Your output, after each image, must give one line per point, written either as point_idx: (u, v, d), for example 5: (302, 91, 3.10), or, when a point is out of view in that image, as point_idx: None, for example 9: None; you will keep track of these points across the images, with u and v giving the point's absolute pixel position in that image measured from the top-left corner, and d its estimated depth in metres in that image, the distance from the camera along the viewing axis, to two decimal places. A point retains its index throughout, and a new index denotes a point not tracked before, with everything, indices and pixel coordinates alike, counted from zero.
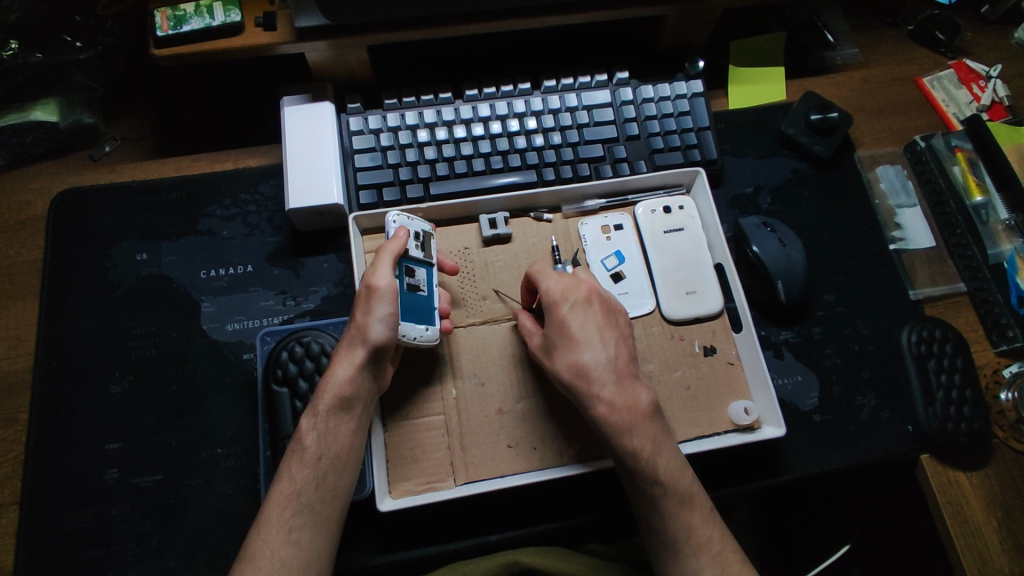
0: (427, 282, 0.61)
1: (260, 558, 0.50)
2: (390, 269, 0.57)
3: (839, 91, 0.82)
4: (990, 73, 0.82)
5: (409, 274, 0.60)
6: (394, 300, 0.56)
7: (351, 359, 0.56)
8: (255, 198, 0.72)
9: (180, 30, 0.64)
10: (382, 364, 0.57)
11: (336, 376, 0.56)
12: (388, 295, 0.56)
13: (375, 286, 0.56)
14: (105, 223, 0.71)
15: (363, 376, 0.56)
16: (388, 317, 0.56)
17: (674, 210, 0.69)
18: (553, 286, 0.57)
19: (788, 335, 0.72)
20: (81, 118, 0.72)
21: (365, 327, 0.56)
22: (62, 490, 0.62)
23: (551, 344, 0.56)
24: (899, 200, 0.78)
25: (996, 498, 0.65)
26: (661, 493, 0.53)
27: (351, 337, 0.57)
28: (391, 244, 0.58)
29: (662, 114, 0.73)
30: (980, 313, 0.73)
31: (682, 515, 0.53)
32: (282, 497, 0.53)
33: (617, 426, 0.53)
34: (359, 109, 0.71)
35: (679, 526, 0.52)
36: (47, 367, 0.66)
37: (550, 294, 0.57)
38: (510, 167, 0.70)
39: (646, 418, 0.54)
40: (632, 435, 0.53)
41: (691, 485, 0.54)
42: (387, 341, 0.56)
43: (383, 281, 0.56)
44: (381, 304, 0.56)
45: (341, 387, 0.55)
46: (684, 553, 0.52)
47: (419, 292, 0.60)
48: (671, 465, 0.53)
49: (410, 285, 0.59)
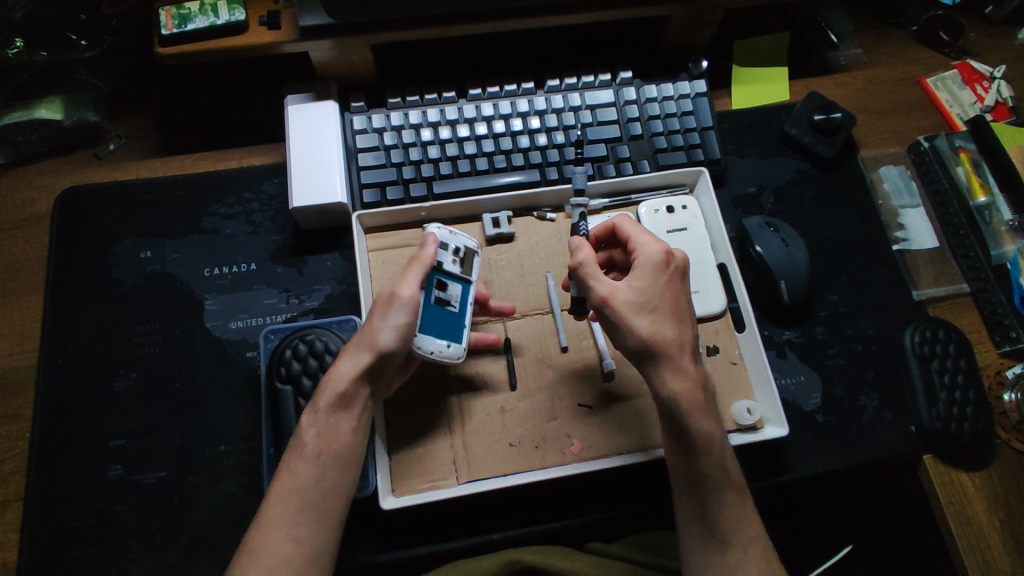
0: (461, 300, 0.61)
1: (261, 554, 0.50)
2: (416, 280, 0.57)
3: (842, 91, 0.82)
4: (993, 75, 0.82)
5: (440, 289, 0.60)
6: (413, 310, 0.56)
7: (357, 360, 0.55)
8: (258, 197, 0.72)
9: (184, 29, 0.64)
10: (389, 367, 0.57)
11: (339, 373, 0.55)
12: (411, 306, 0.56)
13: (400, 295, 0.56)
14: (109, 220, 0.71)
15: (368, 376, 0.56)
16: (402, 326, 0.56)
17: (677, 210, 0.70)
18: (658, 247, 0.56)
19: (791, 335, 0.72)
20: (85, 116, 0.73)
21: (376, 331, 0.55)
22: (65, 487, 0.63)
23: (647, 305, 0.53)
24: (902, 201, 0.78)
25: (998, 499, 0.65)
26: (709, 485, 0.52)
27: (360, 338, 0.56)
28: (424, 255, 0.58)
29: (665, 114, 0.73)
30: (983, 314, 0.73)
31: (726, 505, 0.52)
32: (284, 493, 0.53)
33: (688, 406, 0.52)
34: (363, 109, 0.71)
35: (721, 517, 0.52)
36: (50, 365, 0.66)
37: (662, 253, 0.56)
38: (513, 166, 0.70)
39: (709, 406, 0.54)
40: (697, 421, 0.52)
41: (736, 480, 0.54)
42: (398, 348, 0.56)
43: (409, 292, 0.56)
44: (399, 312, 0.55)
45: (345, 385, 0.55)
46: (725, 546, 0.51)
47: (448, 307, 0.60)
48: (721, 455, 0.53)
49: (439, 300, 0.59)
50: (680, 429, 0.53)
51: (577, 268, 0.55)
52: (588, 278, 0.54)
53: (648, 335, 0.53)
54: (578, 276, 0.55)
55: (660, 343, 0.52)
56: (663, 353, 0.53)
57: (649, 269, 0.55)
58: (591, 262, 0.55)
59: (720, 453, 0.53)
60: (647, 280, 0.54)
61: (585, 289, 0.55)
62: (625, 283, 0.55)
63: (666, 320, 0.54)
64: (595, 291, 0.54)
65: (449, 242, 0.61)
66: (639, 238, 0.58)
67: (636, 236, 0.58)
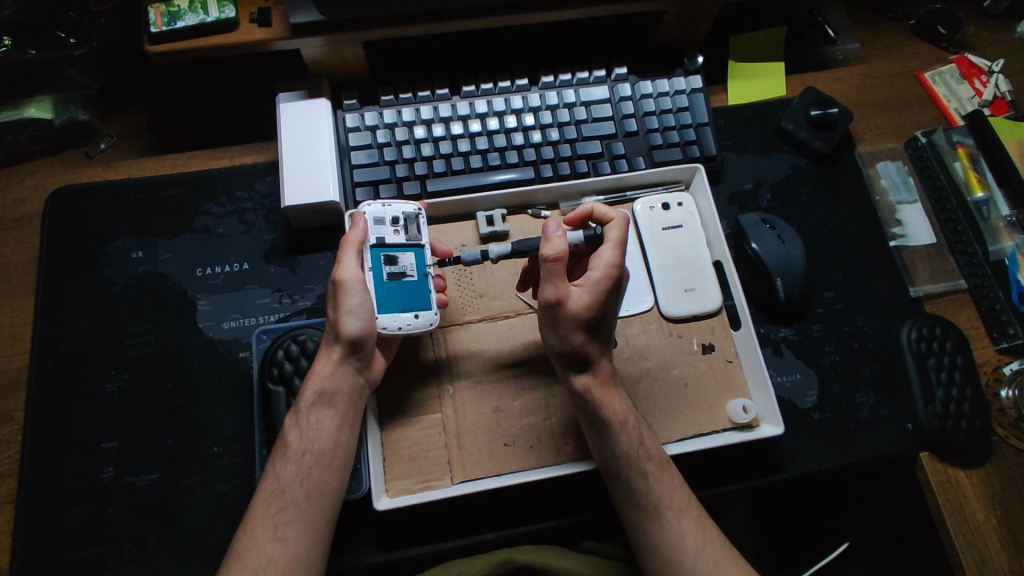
0: (415, 266, 0.60)
1: (246, 556, 0.51)
2: (355, 261, 0.57)
3: (839, 86, 0.81)
4: (991, 69, 0.81)
5: (390, 263, 0.59)
6: (363, 291, 0.56)
7: (331, 356, 0.57)
8: (251, 195, 0.72)
9: (173, 26, 0.64)
10: (365, 357, 0.57)
11: (317, 372, 0.57)
12: (356, 286, 0.56)
13: (341, 279, 0.56)
14: (100, 221, 0.70)
15: (345, 369, 0.57)
16: (360, 308, 0.56)
17: (673, 207, 0.69)
18: (615, 265, 0.54)
19: (787, 333, 0.71)
20: (76, 115, 0.72)
21: (338, 323, 0.56)
22: (58, 489, 0.62)
23: (586, 322, 0.54)
24: (899, 196, 0.77)
25: (996, 497, 0.65)
26: (629, 466, 0.55)
27: (329, 335, 0.58)
28: (349, 235, 0.57)
29: (660, 110, 0.73)
30: (981, 311, 0.73)
31: (656, 482, 0.55)
32: (266, 494, 0.54)
33: (601, 398, 0.56)
34: (355, 106, 0.71)
35: (653, 495, 0.55)
36: (41, 367, 0.66)
37: (615, 273, 0.54)
38: (507, 163, 0.70)
39: (617, 388, 0.57)
40: (609, 405, 0.56)
41: (657, 455, 0.57)
42: (362, 334, 0.56)
43: (349, 274, 0.56)
44: (350, 297, 0.56)
45: (323, 381, 0.56)
46: (666, 519, 0.54)
47: (405, 277, 0.59)
48: (635, 434, 0.56)
49: (392, 274, 0.59)
50: (594, 416, 0.55)
51: (548, 260, 0.52)
52: (549, 277, 0.53)
53: (577, 348, 0.55)
54: (545, 268, 0.53)
55: (586, 352, 0.55)
56: (586, 362, 0.56)
57: (603, 287, 0.54)
58: (560, 258, 0.52)
59: (635, 430, 0.56)
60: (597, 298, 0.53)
61: (542, 280, 0.53)
62: (577, 293, 0.54)
63: (594, 333, 0.56)
64: (552, 289, 0.53)
65: (383, 216, 0.60)
66: (604, 246, 0.56)
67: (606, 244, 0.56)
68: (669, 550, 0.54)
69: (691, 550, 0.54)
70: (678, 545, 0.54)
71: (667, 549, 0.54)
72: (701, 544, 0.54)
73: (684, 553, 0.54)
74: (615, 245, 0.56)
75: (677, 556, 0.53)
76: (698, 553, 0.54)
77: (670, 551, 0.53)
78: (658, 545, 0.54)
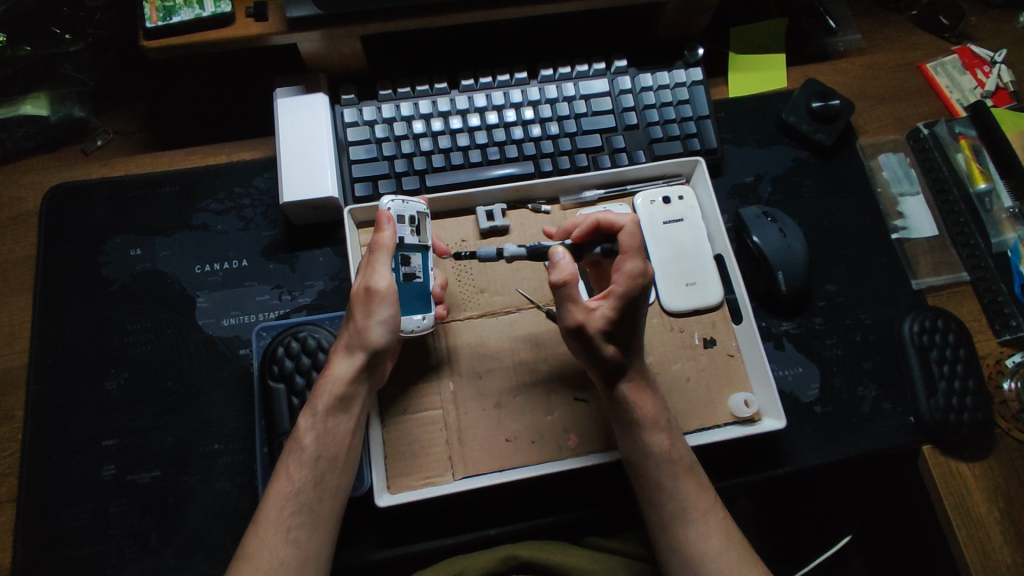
0: (423, 267, 0.60)
1: (258, 558, 0.50)
2: (388, 269, 0.56)
3: (841, 78, 0.80)
4: (994, 59, 0.81)
5: (403, 263, 0.59)
6: (394, 302, 0.56)
7: (350, 361, 0.55)
8: (250, 191, 0.71)
9: (169, 21, 0.63)
10: (381, 365, 0.57)
11: (334, 375, 0.55)
12: (389, 297, 0.56)
13: (377, 288, 0.55)
14: (98, 218, 0.70)
15: (363, 376, 0.56)
16: (388, 320, 0.56)
17: (674, 201, 0.68)
18: (642, 272, 0.54)
19: (789, 326, 0.71)
20: (71, 112, 0.71)
21: (364, 330, 0.55)
22: (59, 488, 0.62)
23: (620, 332, 0.55)
24: (901, 188, 0.77)
25: (998, 489, 0.65)
26: (661, 465, 0.55)
27: (348, 338, 0.56)
28: (385, 240, 0.56)
29: (661, 103, 0.72)
30: (983, 302, 0.72)
31: (682, 483, 0.55)
32: (279, 496, 0.53)
33: (634, 401, 0.56)
34: (354, 101, 0.70)
35: (680, 495, 0.55)
36: (41, 365, 0.66)
37: (644, 279, 0.54)
38: (507, 158, 0.69)
39: (649, 390, 0.57)
40: (641, 408, 0.56)
41: (687, 457, 0.57)
42: (388, 343, 0.56)
43: (384, 284, 0.55)
44: (382, 307, 0.55)
45: (341, 387, 0.55)
46: (690, 521, 0.54)
47: (414, 279, 0.59)
48: (666, 436, 0.56)
49: (405, 275, 0.58)
50: (627, 419, 0.56)
51: (559, 286, 0.52)
52: (569, 299, 0.53)
53: (612, 359, 0.54)
54: (560, 293, 0.53)
55: (619, 357, 0.55)
56: (621, 369, 0.55)
57: (633, 299, 0.54)
58: (572, 283, 0.52)
59: (665, 433, 0.56)
60: (627, 308, 0.54)
61: (560, 306, 0.53)
62: (602, 306, 0.54)
63: (628, 341, 0.56)
64: (570, 314, 0.53)
65: (403, 213, 0.60)
66: (625, 254, 0.55)
67: (629, 250, 0.55)
68: (693, 551, 0.53)
69: (715, 552, 0.53)
70: (701, 547, 0.53)
71: (691, 550, 0.53)
72: (723, 547, 0.54)
73: (705, 554, 0.53)
74: (635, 252, 0.55)
75: (701, 555, 0.53)
76: (721, 554, 0.53)
77: (694, 550, 0.53)
78: (680, 546, 0.54)
